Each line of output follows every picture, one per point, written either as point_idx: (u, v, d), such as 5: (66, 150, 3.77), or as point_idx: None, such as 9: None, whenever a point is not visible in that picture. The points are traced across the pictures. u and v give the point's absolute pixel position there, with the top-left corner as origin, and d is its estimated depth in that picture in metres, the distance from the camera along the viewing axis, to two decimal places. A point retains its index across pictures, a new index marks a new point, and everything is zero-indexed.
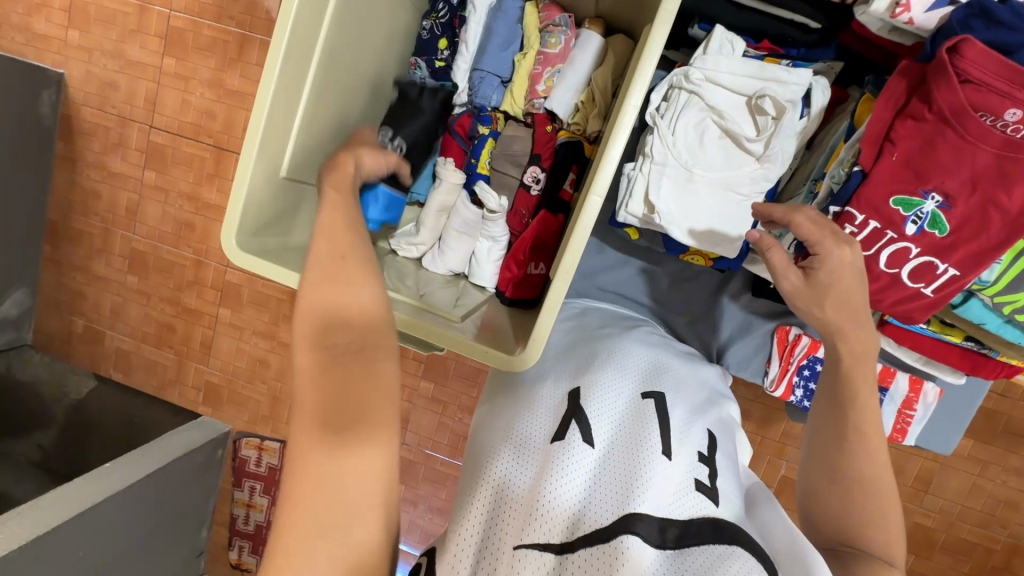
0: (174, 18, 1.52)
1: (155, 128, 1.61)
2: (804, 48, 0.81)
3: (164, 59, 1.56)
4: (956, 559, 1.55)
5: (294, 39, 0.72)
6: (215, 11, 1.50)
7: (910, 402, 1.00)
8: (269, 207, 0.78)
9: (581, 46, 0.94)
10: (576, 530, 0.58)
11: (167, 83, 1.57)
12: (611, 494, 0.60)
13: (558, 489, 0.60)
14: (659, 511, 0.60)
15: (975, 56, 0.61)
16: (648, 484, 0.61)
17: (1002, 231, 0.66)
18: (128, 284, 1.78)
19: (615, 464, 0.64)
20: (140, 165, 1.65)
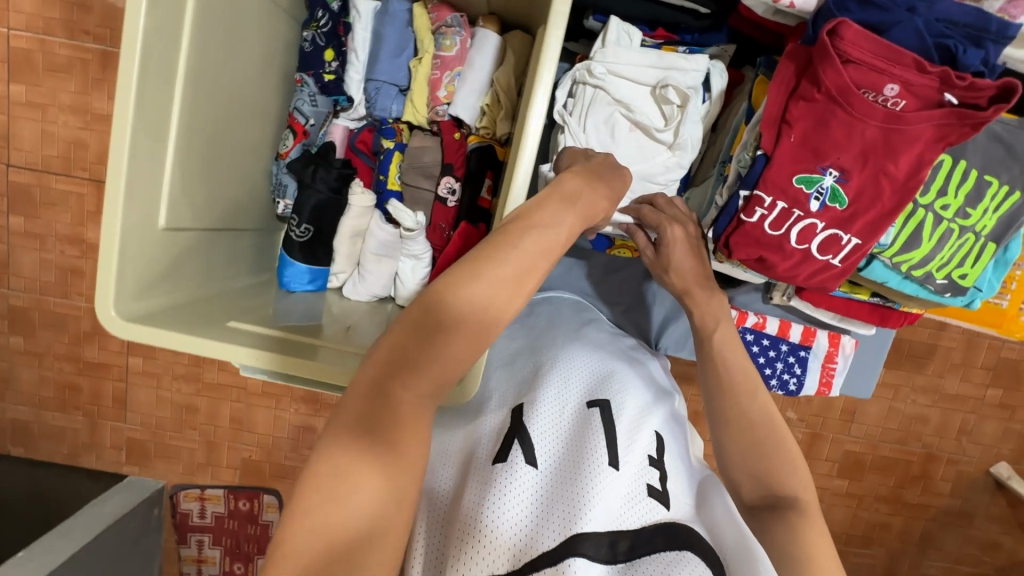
0: (16, 38, 1.31)
1: (15, 166, 1.40)
2: (697, 32, 0.82)
3: (11, 87, 1.35)
4: (882, 475, 1.71)
5: (154, 68, 0.62)
6: (67, 26, 1.31)
7: (832, 355, 1.06)
8: (152, 264, 0.69)
9: (478, 46, 0.90)
10: (524, 555, 0.55)
11: (19, 113, 1.36)
12: (557, 511, 0.59)
13: (502, 514, 0.58)
14: (606, 526, 0.59)
15: (853, 39, 0.62)
16: (594, 499, 0.60)
17: (892, 200, 0.70)
18: (13, 346, 1.56)
19: (560, 482, 0.62)
20: (3, 212, 1.43)
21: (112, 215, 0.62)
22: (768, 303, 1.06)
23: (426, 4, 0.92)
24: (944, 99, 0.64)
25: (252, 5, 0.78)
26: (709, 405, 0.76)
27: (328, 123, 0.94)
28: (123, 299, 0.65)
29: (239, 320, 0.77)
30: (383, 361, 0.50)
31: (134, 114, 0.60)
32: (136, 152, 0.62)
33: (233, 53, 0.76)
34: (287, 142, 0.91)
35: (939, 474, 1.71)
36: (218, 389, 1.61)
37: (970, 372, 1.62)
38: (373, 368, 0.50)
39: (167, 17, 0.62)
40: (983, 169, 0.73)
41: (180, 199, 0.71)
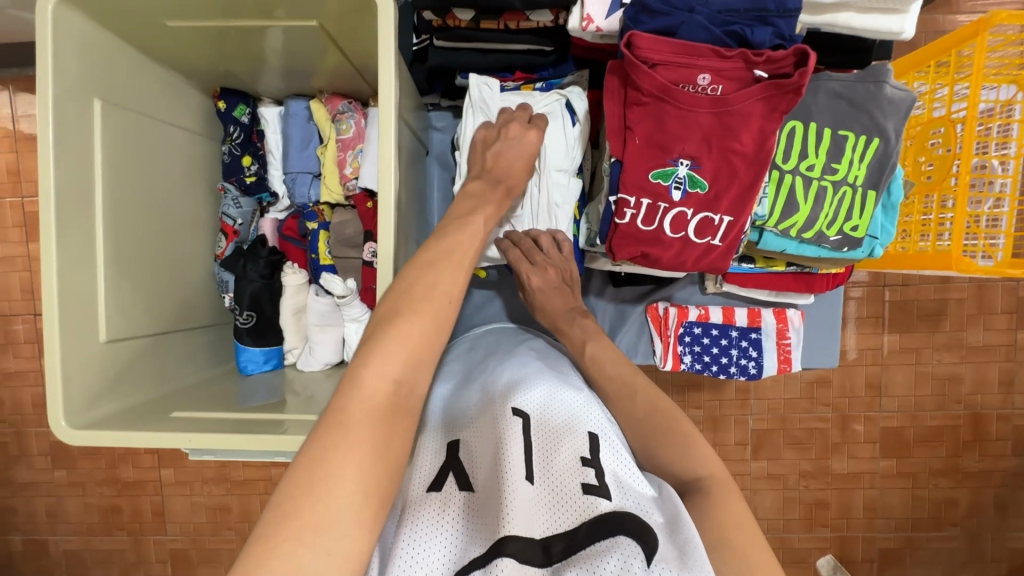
0: (28, 204, 1.54)
1: (41, 314, 1.59)
2: (549, 68, 0.90)
3: (30, 245, 1.56)
4: (931, 446, 1.60)
5: (71, 209, 0.72)
6: None
7: (783, 332, 1.05)
8: (98, 374, 0.77)
9: (370, 122, 0.99)
10: (456, 566, 0.57)
11: (38, 267, 1.57)
12: (485, 522, 0.60)
13: (427, 533, 0.60)
14: (533, 531, 0.58)
15: (649, 45, 0.67)
16: (518, 499, 0.60)
17: (747, 173, 0.74)
18: (60, 479, 1.69)
19: (489, 494, 0.64)
20: (36, 357, 1.61)
21: (52, 340, 0.71)
22: (707, 294, 1.09)
23: (321, 98, 1.02)
24: (755, 75, 0.68)
25: (159, 133, 0.89)
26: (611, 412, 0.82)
27: (256, 219, 1.06)
28: (73, 411, 0.73)
29: (186, 408, 0.84)
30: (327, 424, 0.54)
31: (57, 252, 0.70)
32: (66, 280, 0.72)
33: (155, 179, 0.88)
34: (220, 244, 1.02)
35: (993, 434, 1.60)
36: (246, 485, 1.68)
37: (991, 319, 1.55)
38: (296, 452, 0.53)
39: (76, 165, 0.73)
40: (835, 125, 0.77)
41: (119, 311, 0.80)
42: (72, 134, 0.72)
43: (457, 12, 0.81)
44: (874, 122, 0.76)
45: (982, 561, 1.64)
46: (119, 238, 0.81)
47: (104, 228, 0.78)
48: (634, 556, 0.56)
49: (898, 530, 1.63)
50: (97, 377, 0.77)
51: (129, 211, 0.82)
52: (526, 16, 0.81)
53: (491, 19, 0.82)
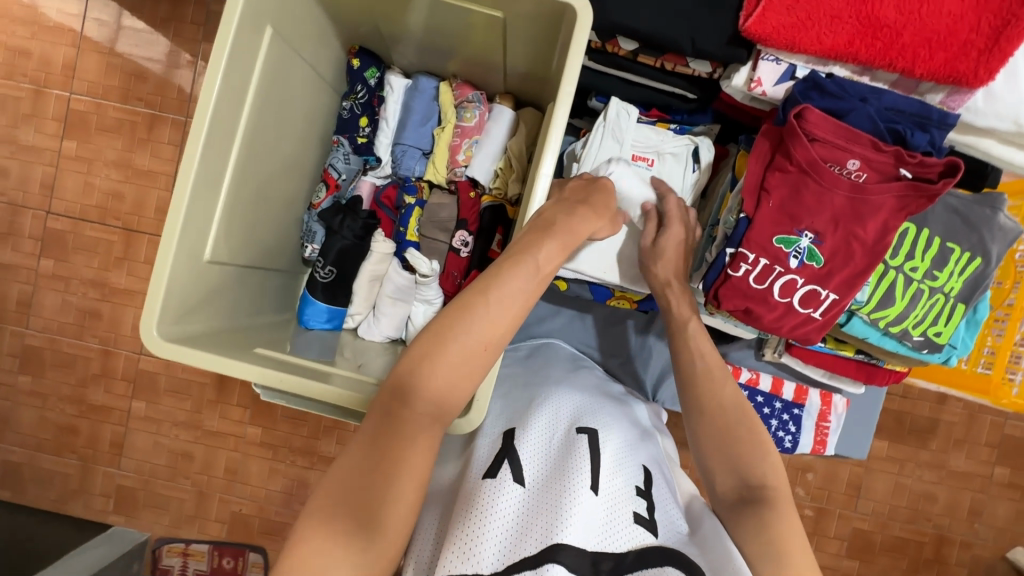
0: (75, 101, 1.49)
1: (54, 214, 1.53)
2: (686, 113, 0.94)
3: (65, 142, 1.51)
4: (893, 556, 1.62)
5: (219, 122, 0.73)
6: (123, 93, 1.48)
7: (825, 414, 1.10)
8: (194, 290, 0.76)
9: (495, 118, 1.02)
10: (504, 560, 0.54)
11: (66, 166, 1.52)
12: (540, 520, 0.58)
13: (483, 522, 0.58)
14: (587, 544, 0.56)
15: (816, 121, 0.73)
16: (574, 510, 0.58)
17: (863, 259, 0.77)
18: (23, 386, 1.60)
19: (544, 494, 0.62)
20: (36, 255, 1.55)
21: (168, 243, 0.70)
22: (760, 359, 1.10)
23: (451, 82, 1.04)
24: (900, 174, 0.74)
25: (300, 76, 0.90)
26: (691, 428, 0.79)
27: (357, 179, 1.05)
28: (166, 321, 0.71)
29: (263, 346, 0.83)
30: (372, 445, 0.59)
31: (199, 159, 0.70)
32: (196, 190, 0.72)
33: (285, 116, 0.89)
34: (320, 194, 1.02)
35: (952, 558, 1.62)
36: (216, 437, 1.61)
37: (974, 449, 1.59)
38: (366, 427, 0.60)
39: (235, 82, 0.74)
40: (945, 236, 0.82)
41: (226, 233, 0.80)
42: (243, 54, 0.73)
43: (621, 40, 0.84)
44: (981, 243, 0.81)
45: None
46: (246, 164, 0.81)
47: (238, 149, 0.78)
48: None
49: None
50: (192, 296, 0.76)
51: (259, 141, 0.83)
52: (685, 61, 0.84)
53: (651, 55, 0.84)
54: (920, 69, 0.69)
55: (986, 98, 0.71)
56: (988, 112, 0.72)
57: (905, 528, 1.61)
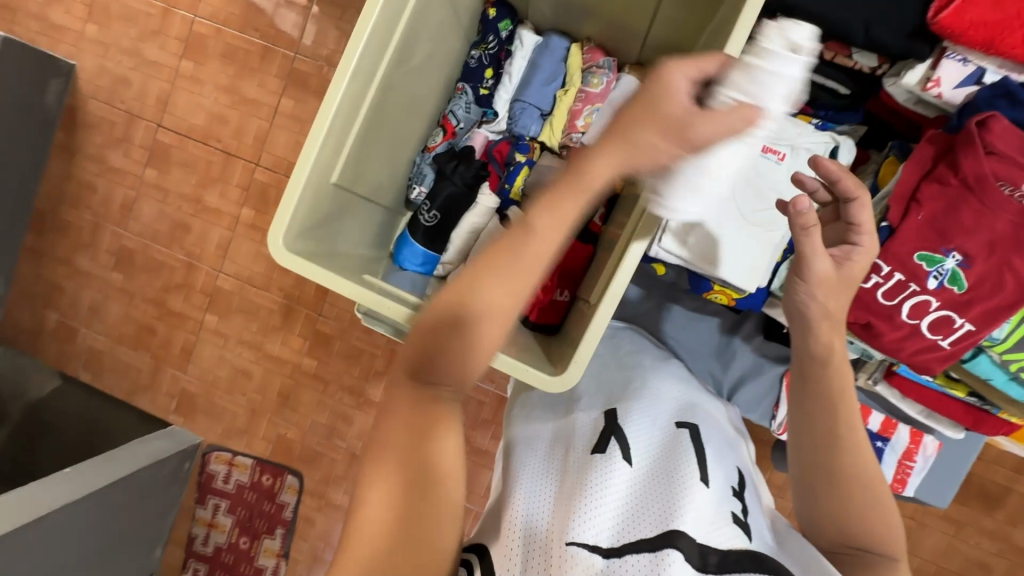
0: (198, 24, 1.57)
1: (164, 127, 1.62)
2: (833, 110, 0.86)
3: (183, 61, 1.59)
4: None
5: (371, 47, 0.75)
6: (242, 22, 1.54)
7: (912, 453, 1.03)
8: (319, 208, 0.79)
9: (622, 87, 0.98)
10: (622, 538, 0.55)
11: (181, 84, 1.60)
12: (656, 506, 0.58)
13: (597, 498, 0.58)
14: (702, 535, 0.56)
15: (1001, 132, 0.67)
16: (689, 502, 0.59)
17: (1014, 292, 0.71)
18: (113, 282, 1.72)
19: (656, 482, 0.62)
20: (142, 163, 1.65)
21: (308, 155, 0.73)
22: (852, 385, 1.02)
23: (584, 44, 1.02)
24: None
25: (439, 17, 0.91)
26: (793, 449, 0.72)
27: (472, 129, 1.05)
28: (291, 232, 0.75)
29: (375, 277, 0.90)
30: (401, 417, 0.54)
31: (348, 78, 0.73)
32: (340, 110, 0.74)
33: (420, 54, 0.90)
34: (436, 138, 1.04)
35: None
36: (276, 361, 1.67)
37: None
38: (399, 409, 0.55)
39: (391, 9, 0.75)
40: None
41: (354, 159, 0.83)
42: None
43: None
44: None
45: None
46: (380, 93, 0.82)
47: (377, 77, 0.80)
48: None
49: None
50: (317, 213, 0.79)
51: (394, 73, 0.84)
52: (849, 51, 0.79)
53: None
54: None
55: None
56: None
57: None
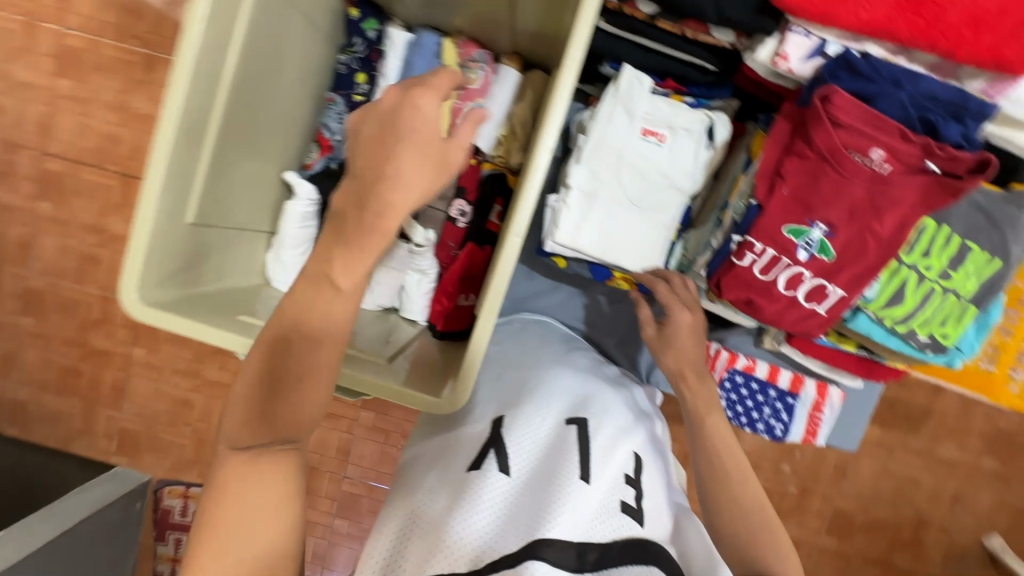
0: (69, 37, 1.40)
1: (50, 155, 1.46)
2: (704, 85, 0.88)
3: (59, 80, 1.43)
4: (870, 534, 1.54)
5: (202, 75, 0.68)
6: (119, 31, 1.39)
7: (819, 404, 1.08)
8: (176, 254, 0.73)
9: (500, 81, 0.96)
10: (485, 556, 0.55)
11: (63, 106, 1.44)
12: (524, 518, 0.58)
13: (467, 519, 0.58)
14: (575, 536, 0.57)
15: (844, 105, 0.68)
16: (559, 509, 0.58)
17: (876, 256, 0.73)
18: (26, 326, 1.57)
19: (530, 492, 0.62)
20: (33, 197, 1.49)
21: (147, 201, 0.67)
22: (760, 347, 1.08)
23: (456, 38, 0.98)
24: (925, 166, 0.69)
25: (293, 27, 0.85)
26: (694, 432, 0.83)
27: (353, 140, 1.00)
28: (146, 284, 0.70)
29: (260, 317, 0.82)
30: (289, 414, 0.57)
31: (179, 113, 0.66)
32: (177, 148, 0.68)
33: (275, 69, 0.83)
34: (312, 154, 0.98)
35: (929, 541, 1.54)
36: (216, 388, 1.58)
37: (964, 440, 1.48)
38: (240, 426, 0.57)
39: (219, 30, 0.69)
40: (966, 235, 0.77)
41: (208, 197, 0.77)
42: None
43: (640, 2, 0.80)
44: (1002, 243, 0.77)
45: None
46: (228, 120, 0.76)
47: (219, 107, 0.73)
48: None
49: None
50: (174, 260, 0.73)
51: (244, 97, 0.78)
52: (707, 29, 0.79)
53: (671, 20, 0.80)
54: (963, 52, 0.63)
55: None
56: None
57: (906, 522, 1.53)
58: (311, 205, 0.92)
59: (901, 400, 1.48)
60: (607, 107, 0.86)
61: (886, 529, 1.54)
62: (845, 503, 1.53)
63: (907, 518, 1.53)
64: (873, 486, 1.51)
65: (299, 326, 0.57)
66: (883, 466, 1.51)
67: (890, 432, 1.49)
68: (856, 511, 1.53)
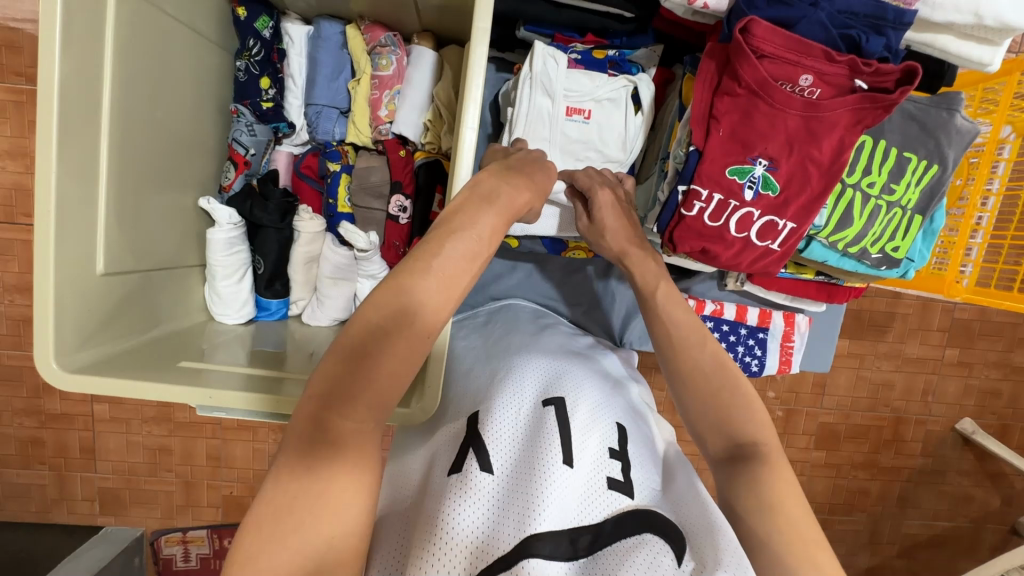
0: None
1: None
2: (625, 36, 0.85)
3: None
4: (856, 442, 1.61)
5: (73, 108, 0.61)
6: None
7: (789, 334, 1.10)
8: (91, 311, 0.67)
9: (414, 63, 0.90)
10: (480, 563, 0.52)
11: None
12: (513, 514, 0.56)
13: (456, 528, 0.54)
14: (565, 523, 0.56)
15: (764, 34, 0.66)
16: (547, 500, 0.56)
17: (819, 182, 0.73)
18: None
19: (516, 486, 0.59)
20: None
21: (45, 261, 0.61)
22: (724, 290, 1.10)
23: (359, 24, 0.92)
24: (855, 85, 0.67)
25: (176, 39, 0.77)
26: (667, 362, 0.74)
27: (270, 151, 0.96)
28: (65, 352, 0.64)
29: (204, 359, 0.76)
30: (376, 398, 0.52)
31: (57, 156, 0.59)
32: (64, 200, 0.61)
33: (165, 91, 0.76)
34: (228, 174, 0.90)
35: (909, 436, 1.62)
36: (192, 428, 1.51)
37: (927, 335, 1.54)
38: (306, 395, 0.51)
39: (84, 54, 0.61)
40: (902, 146, 0.78)
41: (119, 243, 0.70)
42: (75, 13, 0.59)
43: None
44: (937, 149, 0.78)
45: (878, 545, 1.68)
46: (120, 153, 0.68)
47: (104, 140, 0.66)
48: (663, 553, 0.55)
49: (815, 513, 1.65)
50: (91, 316, 0.67)
51: (134, 123, 0.70)
52: None
53: None
54: None
55: None
56: (948, 6, 0.65)
57: (886, 423, 1.60)
58: (235, 228, 0.86)
59: (875, 311, 1.53)
60: (525, 94, 0.81)
61: (874, 433, 1.61)
62: (831, 416, 1.59)
63: (886, 419, 1.60)
64: (851, 396, 1.57)
65: (382, 320, 0.52)
66: (857, 374, 1.57)
67: (861, 343, 1.54)
68: (838, 422, 1.59)
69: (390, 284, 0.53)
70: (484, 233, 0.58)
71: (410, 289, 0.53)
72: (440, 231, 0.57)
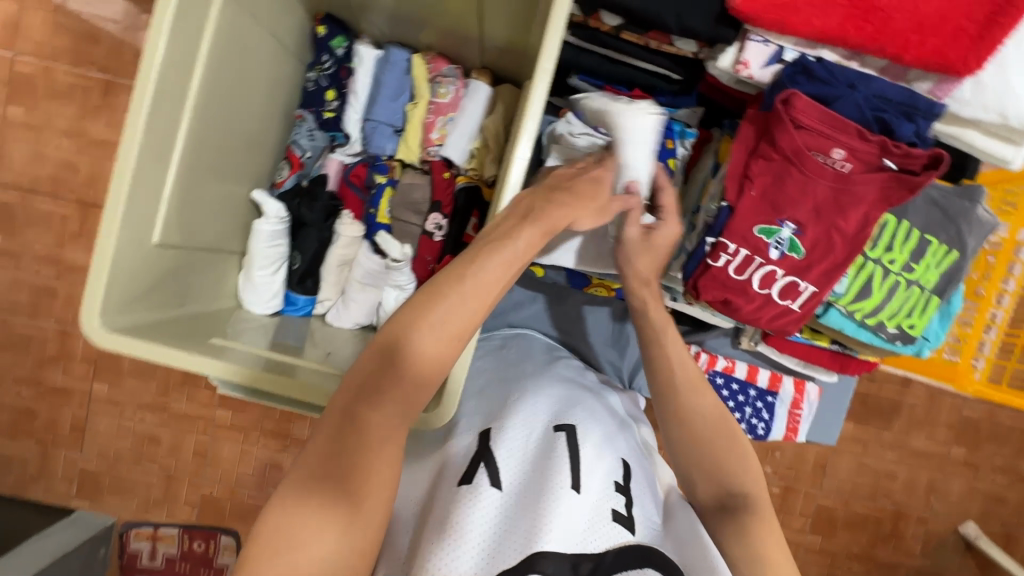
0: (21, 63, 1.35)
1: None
2: (670, 94, 0.90)
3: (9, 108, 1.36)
4: (854, 531, 1.56)
5: (166, 91, 0.66)
6: (74, 56, 1.34)
7: (798, 402, 1.10)
8: (140, 279, 0.70)
9: (470, 95, 0.97)
10: None
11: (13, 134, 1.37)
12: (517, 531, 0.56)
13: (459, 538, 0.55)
14: (567, 546, 0.56)
15: (804, 107, 0.71)
16: (552, 521, 0.57)
17: (844, 250, 0.76)
18: None
19: (522, 504, 0.60)
20: None
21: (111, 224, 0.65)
22: (737, 348, 1.09)
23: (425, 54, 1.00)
24: (884, 163, 0.72)
25: (261, 45, 0.84)
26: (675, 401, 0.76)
27: (323, 156, 1.00)
28: (108, 311, 0.66)
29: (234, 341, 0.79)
30: (403, 391, 0.54)
31: (143, 130, 0.64)
32: (141, 170, 0.66)
33: (243, 89, 0.82)
34: (282, 172, 0.97)
35: (909, 532, 1.57)
36: (186, 420, 1.51)
37: (934, 429, 1.53)
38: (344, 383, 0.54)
39: (185, 45, 0.67)
40: (925, 229, 0.82)
41: (175, 219, 0.74)
42: (186, 11, 0.66)
43: (605, 15, 0.80)
44: (959, 237, 0.81)
45: None
46: (194, 137, 0.74)
47: (183, 123, 0.71)
48: None
49: None
50: (139, 283, 0.70)
51: (211, 113, 0.76)
52: (670, 39, 0.81)
53: (635, 32, 0.81)
54: (910, 55, 0.67)
55: (974, 88, 0.68)
56: (975, 104, 0.69)
57: (886, 516, 1.56)
58: (280, 223, 0.90)
59: (883, 396, 1.52)
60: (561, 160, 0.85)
61: (872, 524, 1.56)
62: (829, 500, 1.55)
63: (886, 511, 1.56)
64: (852, 481, 1.54)
65: (420, 320, 0.55)
66: (860, 460, 1.54)
67: (865, 428, 1.53)
68: (837, 506, 1.55)
69: (430, 290, 0.57)
70: (521, 249, 0.62)
71: (446, 296, 0.56)
72: (482, 247, 0.61)
